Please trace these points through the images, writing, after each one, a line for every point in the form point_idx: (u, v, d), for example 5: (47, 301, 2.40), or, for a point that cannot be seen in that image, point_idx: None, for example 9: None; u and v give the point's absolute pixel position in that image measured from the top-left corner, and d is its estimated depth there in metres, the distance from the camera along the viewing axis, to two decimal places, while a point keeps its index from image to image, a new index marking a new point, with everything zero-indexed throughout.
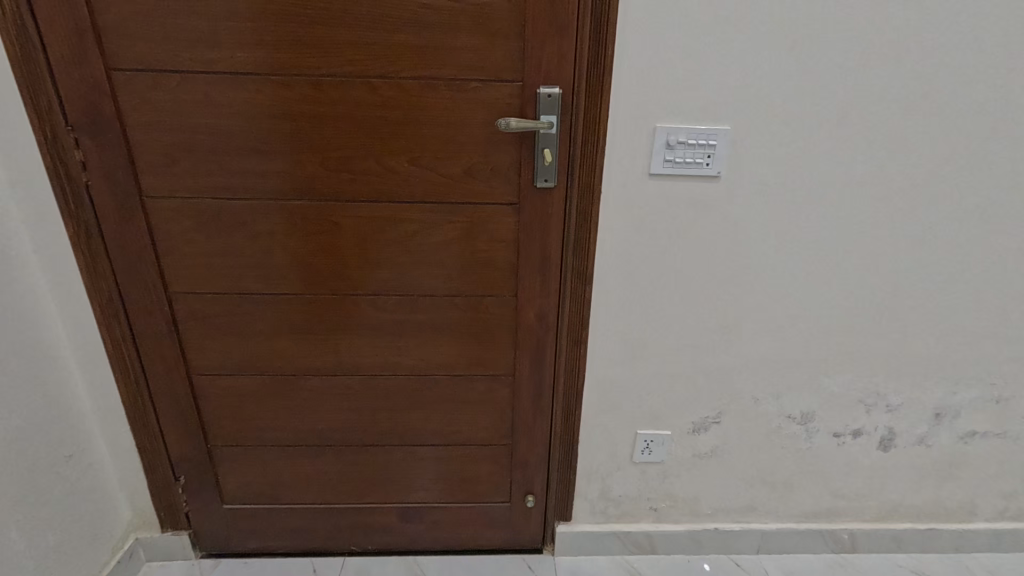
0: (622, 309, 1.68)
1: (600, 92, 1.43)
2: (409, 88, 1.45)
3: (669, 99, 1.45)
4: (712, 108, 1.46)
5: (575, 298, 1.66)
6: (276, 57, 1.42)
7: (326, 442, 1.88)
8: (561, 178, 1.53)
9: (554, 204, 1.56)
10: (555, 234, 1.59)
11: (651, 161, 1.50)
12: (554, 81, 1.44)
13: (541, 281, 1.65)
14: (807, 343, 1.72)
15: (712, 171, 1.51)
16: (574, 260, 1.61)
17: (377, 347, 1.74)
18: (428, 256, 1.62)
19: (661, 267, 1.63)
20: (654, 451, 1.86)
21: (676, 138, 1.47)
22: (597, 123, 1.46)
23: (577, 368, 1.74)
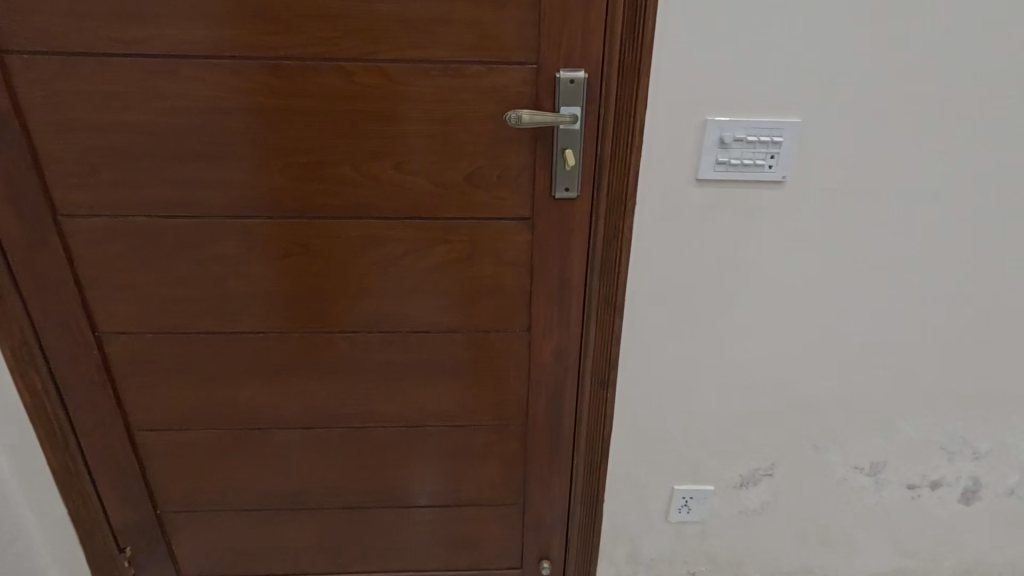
0: (658, 345, 1.38)
1: (636, 77, 1.12)
2: (393, 74, 1.14)
3: (724, 85, 1.14)
4: (777, 96, 1.15)
5: (601, 333, 1.35)
6: (220, 35, 1.11)
7: (300, 506, 1.56)
8: (585, 187, 1.22)
9: (576, 219, 1.25)
10: (577, 256, 1.29)
11: (700, 164, 1.19)
12: (578, 64, 1.13)
13: (559, 313, 1.34)
14: (881, 382, 1.43)
15: (776, 176, 1.21)
16: (599, 287, 1.31)
17: (360, 394, 1.43)
18: (420, 284, 1.31)
19: (706, 295, 1.33)
20: (693, 509, 1.56)
21: (733, 134, 1.17)
22: (631, 117, 1.15)
23: (603, 415, 1.44)
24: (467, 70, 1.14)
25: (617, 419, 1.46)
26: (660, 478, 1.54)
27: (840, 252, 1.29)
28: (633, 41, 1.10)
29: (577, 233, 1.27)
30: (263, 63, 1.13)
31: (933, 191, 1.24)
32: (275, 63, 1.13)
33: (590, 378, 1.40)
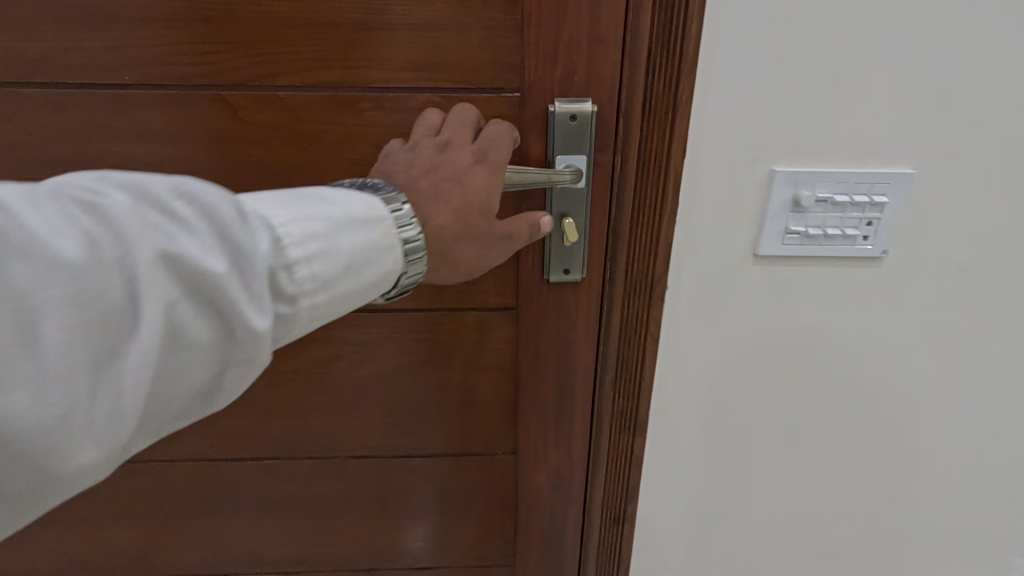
0: (694, 471, 0.99)
1: (671, 109, 0.73)
2: (301, 108, 0.75)
3: (803, 121, 0.74)
4: (885, 137, 0.76)
5: (614, 458, 0.97)
6: (28, 51, 0.72)
7: None
8: (593, 266, 0.84)
9: (580, 310, 0.87)
10: (582, 358, 0.91)
11: (762, 235, 0.80)
12: (581, 90, 0.74)
13: (557, 430, 0.97)
14: (998, 514, 1.04)
15: (875, 251, 0.81)
16: (612, 399, 0.93)
17: (291, 531, 1.06)
18: (363, 394, 0.95)
19: (762, 408, 0.94)
20: None
21: (814, 192, 0.77)
22: (662, 169, 0.76)
23: (619, 558, 1.06)
24: (415, 101, 0.75)
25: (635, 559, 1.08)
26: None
27: (958, 351, 0.90)
28: (667, 54, 0.71)
29: (581, 328, 0.89)
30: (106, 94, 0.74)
31: None
32: (120, 92, 0.74)
33: (601, 513, 1.02)
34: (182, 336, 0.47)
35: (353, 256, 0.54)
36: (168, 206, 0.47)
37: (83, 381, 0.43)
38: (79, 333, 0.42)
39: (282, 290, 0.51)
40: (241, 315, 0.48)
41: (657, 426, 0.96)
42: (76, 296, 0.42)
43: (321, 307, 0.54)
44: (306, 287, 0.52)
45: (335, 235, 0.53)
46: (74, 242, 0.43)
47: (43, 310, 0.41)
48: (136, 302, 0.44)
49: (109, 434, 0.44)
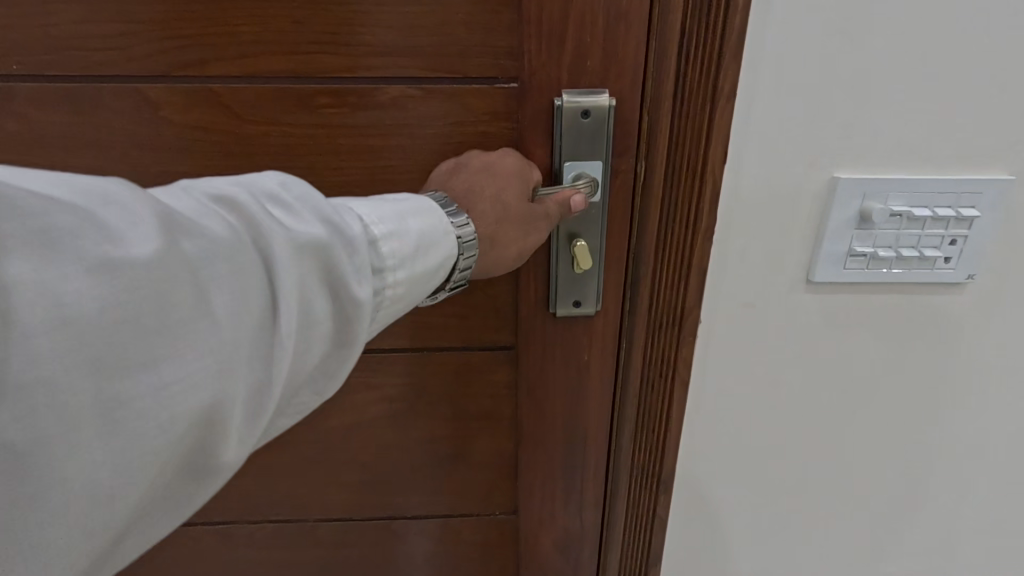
0: (729, 533, 0.83)
1: (710, 103, 0.57)
2: (241, 105, 0.59)
3: (877, 116, 0.59)
4: (977, 135, 0.60)
5: (633, 520, 0.82)
6: None
7: None
8: (609, 297, 0.69)
9: (594, 349, 0.72)
10: (596, 404, 0.76)
11: (819, 258, 0.65)
12: (596, 79, 0.59)
13: (566, 484, 0.82)
14: None
15: (958, 275, 0.66)
16: (630, 453, 0.77)
17: None
18: (333, 450, 0.79)
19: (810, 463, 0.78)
20: None
21: (886, 204, 0.62)
22: (698, 179, 0.60)
23: None
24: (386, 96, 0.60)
25: None
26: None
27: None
28: (707, 31, 0.55)
29: (594, 369, 0.74)
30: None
31: None
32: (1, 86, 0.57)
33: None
34: (309, 312, 0.41)
35: (429, 235, 0.49)
36: (276, 195, 0.42)
37: (228, 348, 0.37)
38: (232, 297, 0.37)
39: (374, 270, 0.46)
40: (354, 283, 0.43)
41: (687, 484, 0.79)
42: (221, 262, 0.37)
43: (407, 286, 0.48)
44: (391, 265, 0.46)
45: (407, 218, 0.48)
46: (217, 224, 0.38)
47: (208, 278, 0.37)
48: (272, 278, 0.39)
49: (256, 405, 0.39)
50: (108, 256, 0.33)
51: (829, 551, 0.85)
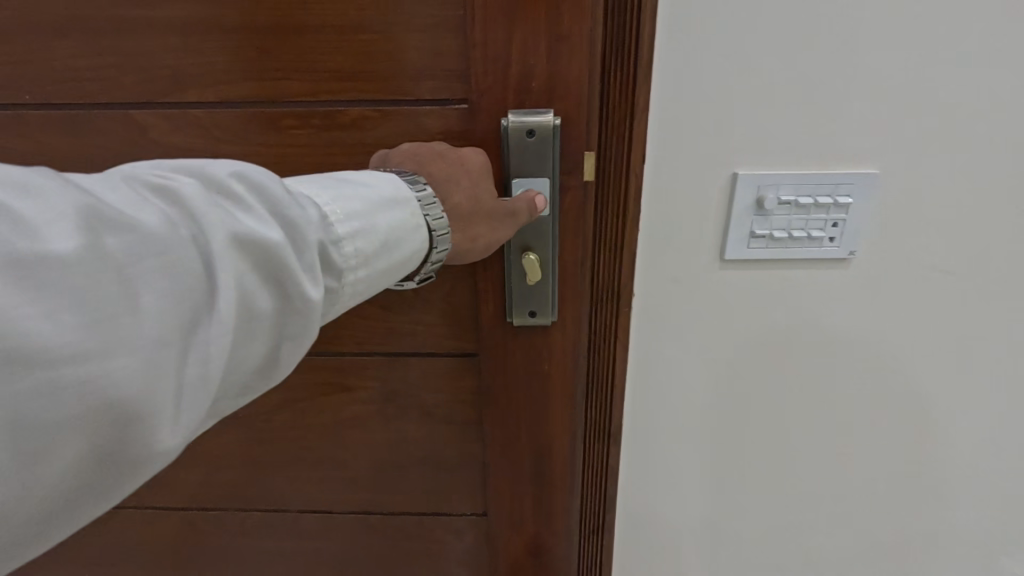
0: (677, 509, 0.88)
1: (631, 115, 0.63)
2: (215, 126, 0.64)
3: (774, 118, 0.64)
4: (878, 135, 0.64)
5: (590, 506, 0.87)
6: None
7: None
8: (565, 308, 0.71)
9: (554, 359, 0.74)
10: (559, 412, 0.78)
11: (726, 239, 0.69)
12: (542, 99, 0.61)
13: (530, 490, 0.84)
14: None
15: (842, 253, 0.69)
16: (584, 446, 0.81)
17: None
18: (311, 448, 0.84)
19: (749, 443, 0.83)
20: None
21: (776, 193, 0.66)
22: (624, 184, 0.65)
23: None
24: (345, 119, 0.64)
25: None
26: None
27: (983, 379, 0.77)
28: (620, 52, 0.60)
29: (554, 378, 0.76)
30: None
31: None
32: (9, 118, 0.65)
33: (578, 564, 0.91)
34: (258, 308, 0.38)
35: (394, 232, 0.47)
36: (224, 187, 0.38)
37: (164, 355, 0.33)
38: (171, 296, 0.34)
39: (332, 265, 0.43)
40: (306, 282, 0.40)
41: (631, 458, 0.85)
42: (161, 257, 0.34)
43: (367, 277, 0.46)
44: (354, 265, 0.44)
45: (375, 215, 0.46)
46: (153, 216, 0.34)
47: (142, 273, 0.33)
48: (219, 276, 0.36)
49: (197, 406, 0.36)
50: (30, 253, 0.29)
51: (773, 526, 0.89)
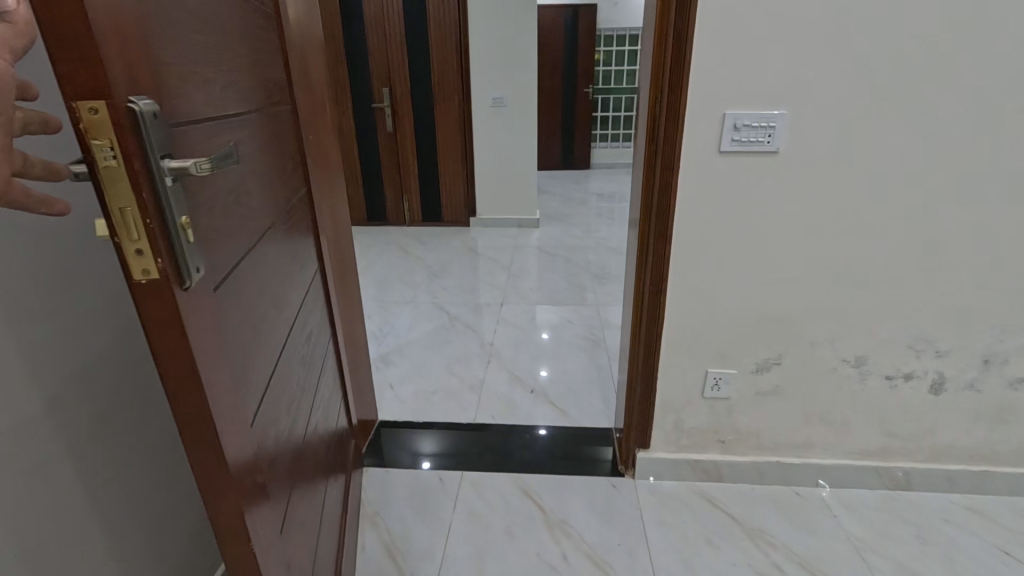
0: (699, 340, 1.32)
1: (681, 85, 1.08)
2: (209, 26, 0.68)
3: (755, 63, 1.07)
4: (809, 103, 1.09)
5: (648, 336, 1.32)
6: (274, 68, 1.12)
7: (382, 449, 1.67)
8: (161, 317, 0.50)
9: (183, 415, 0.54)
10: (222, 479, 0.58)
11: (721, 138, 1.12)
12: (128, 85, 0.46)
13: (265, 517, 0.68)
14: (934, 397, 1.34)
15: (773, 147, 1.12)
16: (647, 278, 1.26)
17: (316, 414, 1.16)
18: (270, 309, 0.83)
19: (750, 289, 1.26)
20: (749, 511, 1.39)
21: (742, 115, 1.10)
22: (675, 123, 1.11)
23: (646, 406, 1.41)
24: (207, 63, 0.64)
25: (658, 422, 1.44)
26: (735, 523, 1.35)
27: (904, 245, 1.19)
28: (680, 52, 1.06)
29: (200, 436, 0.56)
30: (308, 89, 1.22)
31: (983, 202, 1.14)
32: (310, 82, 1.24)
33: (638, 375, 1.37)
34: None
35: None
36: None
37: None
38: None
39: None
40: None
41: (675, 301, 1.28)
42: None
43: None
44: None
45: None
46: None
47: None
48: None
49: None
50: None
51: (760, 350, 1.32)
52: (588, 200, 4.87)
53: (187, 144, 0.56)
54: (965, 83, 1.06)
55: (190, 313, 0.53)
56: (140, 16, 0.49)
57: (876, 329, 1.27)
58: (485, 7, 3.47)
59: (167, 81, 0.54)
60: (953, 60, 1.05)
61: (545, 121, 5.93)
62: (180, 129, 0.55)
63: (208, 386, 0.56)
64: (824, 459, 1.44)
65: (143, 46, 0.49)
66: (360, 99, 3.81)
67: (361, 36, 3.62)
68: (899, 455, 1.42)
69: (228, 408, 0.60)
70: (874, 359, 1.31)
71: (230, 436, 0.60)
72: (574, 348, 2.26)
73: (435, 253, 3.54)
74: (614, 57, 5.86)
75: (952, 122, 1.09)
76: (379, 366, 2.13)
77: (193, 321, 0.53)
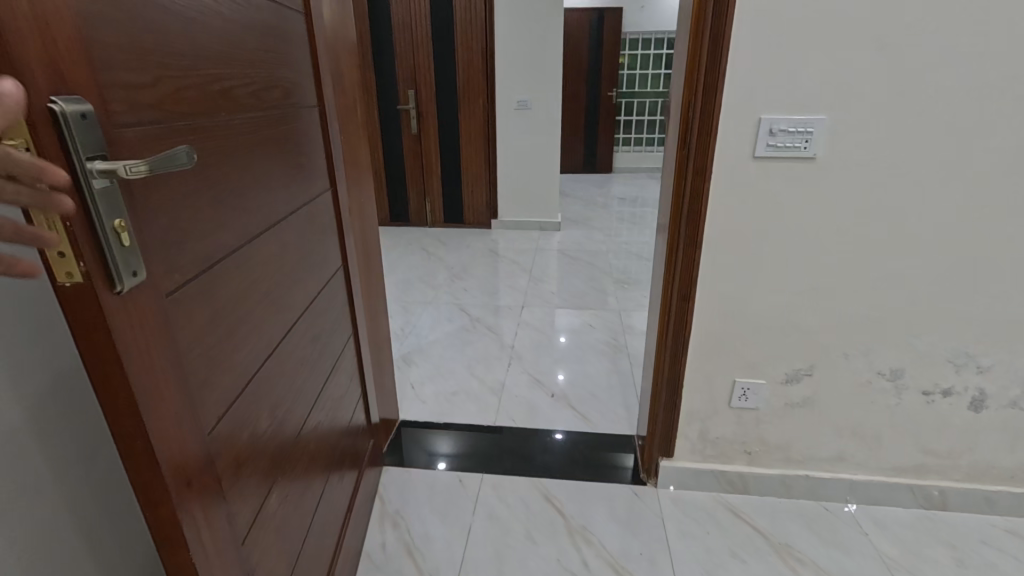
0: (727, 348, 1.30)
1: (716, 89, 1.06)
2: (210, 29, 0.68)
3: (791, 67, 1.04)
4: (847, 109, 1.06)
5: (674, 343, 1.30)
6: (330, 70, 1.17)
7: (402, 448, 1.68)
8: (89, 322, 0.48)
9: (114, 421, 0.52)
10: (159, 489, 0.56)
11: (755, 142, 1.10)
12: (54, 83, 0.44)
13: (216, 527, 0.66)
14: (973, 414, 1.29)
15: (809, 152, 1.10)
16: (675, 284, 1.24)
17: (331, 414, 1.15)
18: (260, 309, 0.82)
19: (781, 297, 1.23)
20: (776, 524, 1.36)
21: (777, 120, 1.08)
22: (709, 127, 1.09)
23: (669, 414, 1.38)
24: (185, 65, 0.63)
25: (682, 431, 1.41)
26: (761, 537, 1.32)
27: (945, 257, 1.15)
28: (712, 56, 1.04)
29: (133, 445, 0.54)
30: (339, 91, 1.24)
31: None
32: (342, 84, 1.26)
33: (662, 382, 1.35)
34: None
35: None
36: None
37: None
38: None
39: None
40: None
41: (702, 308, 1.25)
42: None
43: None
44: None
45: None
46: None
47: None
48: None
49: None
50: None
51: (790, 360, 1.29)
52: (610, 204, 4.84)
53: (140, 147, 0.55)
54: (1015, 90, 1.02)
55: (121, 319, 0.50)
56: (84, 17, 0.47)
57: (913, 341, 1.23)
58: (512, 10, 3.47)
59: (123, 84, 0.53)
60: (1004, 66, 1.01)
61: (569, 124, 5.91)
62: (132, 132, 0.54)
63: (145, 394, 0.53)
64: (855, 475, 1.40)
65: (85, 48, 0.47)
66: (386, 101, 3.85)
67: (387, 39, 3.66)
68: (935, 473, 1.37)
69: (172, 416, 0.58)
70: (910, 372, 1.27)
71: (170, 444, 0.57)
72: (595, 353, 2.24)
73: (456, 255, 3.55)
74: (639, 61, 5.82)
75: (1000, 129, 1.05)
76: (401, 366, 2.15)
77: (129, 327, 0.51)
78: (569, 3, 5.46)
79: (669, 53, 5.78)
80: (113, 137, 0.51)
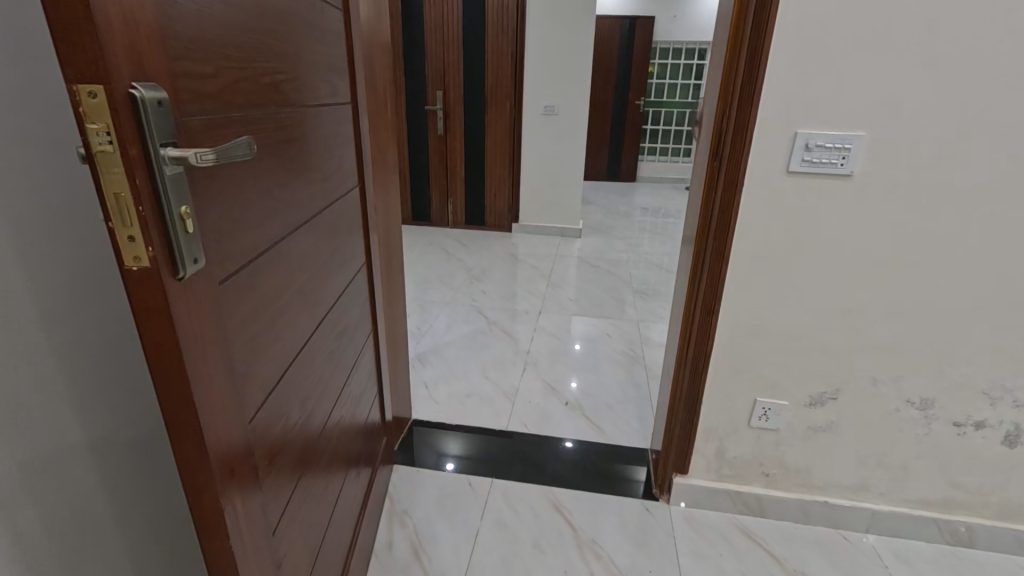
0: (749, 366, 1.26)
1: (752, 100, 1.03)
2: (265, 23, 0.69)
3: (833, 81, 1.01)
4: (887, 127, 1.03)
5: (697, 357, 1.26)
6: (364, 67, 1.18)
7: (413, 447, 1.67)
8: (151, 307, 0.48)
9: (168, 406, 0.52)
10: (205, 478, 0.56)
11: (789, 157, 1.07)
12: (134, 70, 0.44)
13: (253, 517, 0.66)
14: (1005, 450, 1.24)
15: (844, 170, 1.07)
16: (698, 296, 1.21)
17: (351, 410, 1.15)
18: (295, 301, 0.82)
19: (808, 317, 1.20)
20: (792, 550, 1.32)
21: (812, 135, 1.05)
22: (744, 138, 1.06)
23: (687, 428, 1.35)
24: (243, 56, 0.64)
25: (698, 449, 1.38)
26: (777, 563, 1.28)
27: (983, 284, 1.11)
28: (753, 65, 1.01)
29: (183, 433, 0.54)
30: (371, 89, 1.25)
31: None
32: (374, 81, 1.27)
33: (682, 397, 1.32)
34: None
35: None
36: None
37: None
38: None
39: None
40: None
41: (725, 323, 1.23)
42: None
43: None
44: None
45: None
46: None
47: None
48: None
49: None
50: None
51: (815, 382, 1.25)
52: (633, 214, 4.80)
53: (203, 137, 0.56)
54: None
55: (183, 307, 0.51)
56: (161, 7, 0.48)
57: (945, 371, 1.19)
58: (543, 15, 3.46)
59: (191, 72, 0.53)
60: None
61: (595, 132, 5.89)
62: (196, 121, 0.54)
63: (197, 383, 0.54)
64: (878, 506, 1.35)
65: (161, 37, 0.48)
66: (414, 102, 3.89)
67: (418, 41, 3.69)
68: (962, 509, 1.31)
69: (220, 406, 0.58)
70: (939, 403, 1.22)
71: (217, 431, 0.57)
72: (611, 363, 2.21)
73: (477, 257, 3.56)
74: (669, 71, 5.77)
75: None
76: (416, 366, 2.15)
77: (187, 315, 0.51)
78: (601, 11, 5.45)
79: (699, 64, 5.73)
80: (182, 124, 0.51)
